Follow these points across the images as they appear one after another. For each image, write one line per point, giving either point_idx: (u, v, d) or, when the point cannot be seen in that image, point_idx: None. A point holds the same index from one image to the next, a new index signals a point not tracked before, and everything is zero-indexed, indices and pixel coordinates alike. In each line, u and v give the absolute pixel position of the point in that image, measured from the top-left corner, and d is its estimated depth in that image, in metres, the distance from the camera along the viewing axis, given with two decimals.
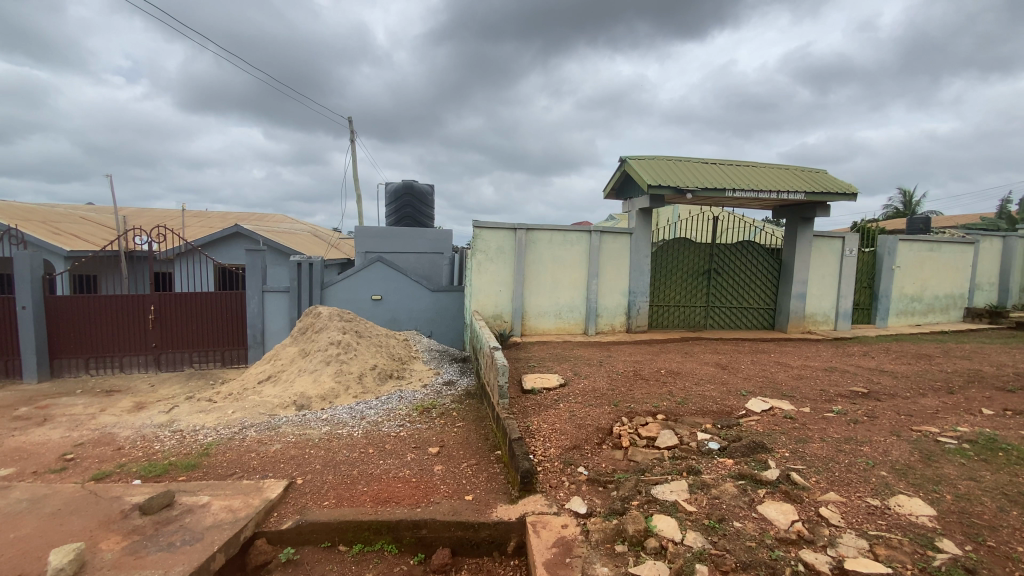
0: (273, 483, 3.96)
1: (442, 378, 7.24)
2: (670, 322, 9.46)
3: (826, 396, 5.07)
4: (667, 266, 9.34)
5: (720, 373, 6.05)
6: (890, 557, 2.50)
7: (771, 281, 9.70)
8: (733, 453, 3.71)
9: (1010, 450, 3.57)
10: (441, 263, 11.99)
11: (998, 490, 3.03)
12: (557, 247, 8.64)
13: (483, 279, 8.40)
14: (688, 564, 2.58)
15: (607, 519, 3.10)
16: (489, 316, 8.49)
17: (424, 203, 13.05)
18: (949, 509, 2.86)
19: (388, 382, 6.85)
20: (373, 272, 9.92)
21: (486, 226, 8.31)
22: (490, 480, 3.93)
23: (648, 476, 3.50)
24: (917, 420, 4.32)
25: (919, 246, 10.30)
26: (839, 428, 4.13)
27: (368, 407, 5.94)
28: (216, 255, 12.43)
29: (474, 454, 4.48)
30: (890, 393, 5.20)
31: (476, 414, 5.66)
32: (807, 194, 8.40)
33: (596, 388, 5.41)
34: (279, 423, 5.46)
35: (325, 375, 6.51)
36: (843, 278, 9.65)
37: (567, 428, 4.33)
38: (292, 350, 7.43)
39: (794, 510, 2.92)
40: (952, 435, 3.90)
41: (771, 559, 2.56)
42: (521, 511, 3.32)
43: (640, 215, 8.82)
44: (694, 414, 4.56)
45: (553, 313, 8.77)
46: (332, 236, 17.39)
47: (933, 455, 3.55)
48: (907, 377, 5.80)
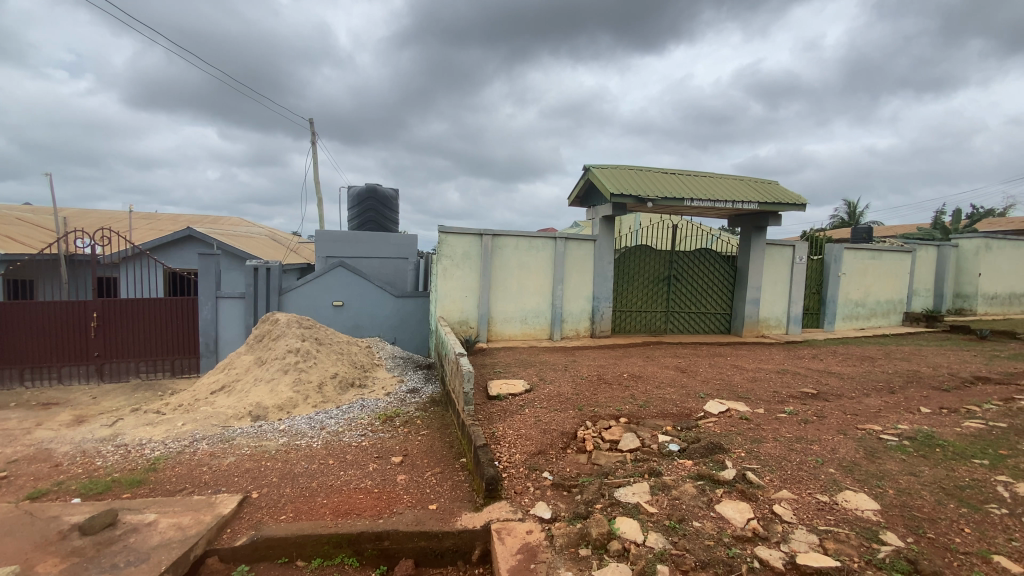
0: (226, 498, 3.78)
1: (406, 386, 7.11)
2: (633, 327, 9.65)
3: (779, 397, 5.29)
4: (629, 271, 9.54)
5: (680, 376, 6.21)
6: (838, 551, 2.61)
7: (727, 287, 10.06)
8: (692, 454, 3.82)
9: (945, 446, 3.82)
10: (405, 269, 11.84)
11: (936, 484, 3.24)
12: (522, 253, 8.67)
13: (448, 284, 8.33)
14: (650, 565, 2.62)
15: (572, 523, 3.11)
16: (455, 321, 8.43)
17: (389, 207, 12.82)
18: (892, 503, 3.03)
19: (350, 391, 6.68)
20: (335, 277, 9.69)
21: (452, 232, 8.24)
22: (455, 489, 3.88)
23: (612, 478, 3.55)
24: (862, 419, 4.56)
25: (863, 254, 10.93)
26: (791, 428, 4.30)
27: (328, 416, 5.77)
28: (167, 259, 11.84)
29: (438, 463, 4.42)
30: (837, 393, 5.49)
31: (441, 421, 5.59)
32: (760, 204, 8.76)
33: (560, 393, 5.44)
34: (233, 435, 5.23)
35: (282, 385, 6.27)
36: (793, 284, 10.11)
37: (533, 433, 4.35)
38: (248, 359, 7.15)
39: (749, 509, 3.02)
40: (894, 433, 4.13)
41: (728, 556, 2.64)
42: (486, 518, 3.29)
43: (603, 222, 8.99)
44: (655, 417, 4.65)
45: (519, 319, 8.79)
46: (291, 240, 16.88)
47: (876, 451, 3.76)
48: (852, 378, 6.13)
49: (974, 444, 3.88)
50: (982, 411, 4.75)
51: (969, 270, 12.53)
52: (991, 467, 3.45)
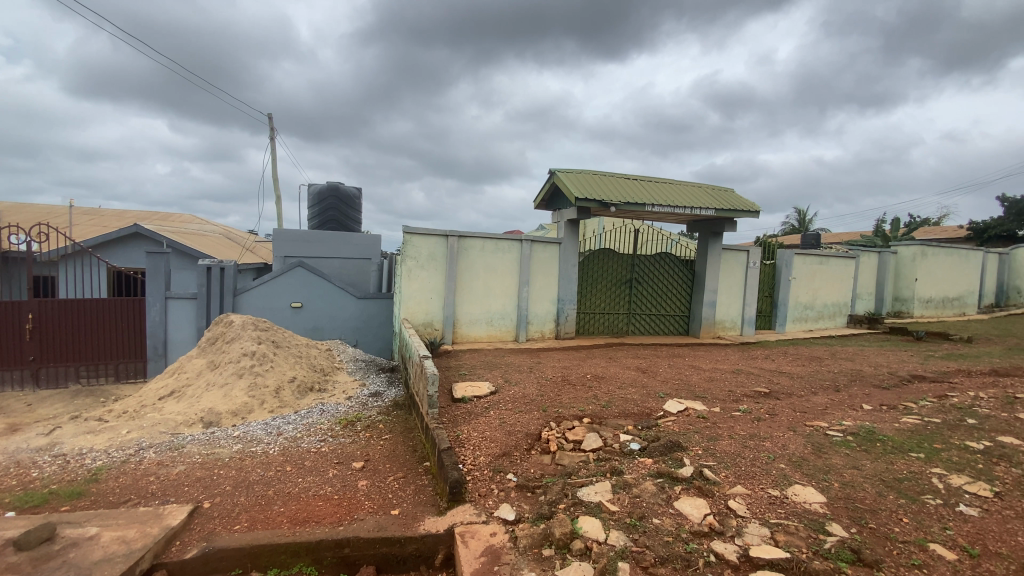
0: (175, 508, 3.60)
1: (368, 390, 6.97)
2: (596, 329, 9.81)
3: (733, 396, 5.50)
4: (593, 274, 9.69)
5: (641, 376, 6.36)
6: (789, 543, 2.73)
7: (686, 290, 10.38)
8: (652, 452, 3.91)
9: (885, 441, 4.07)
10: (367, 270, 11.60)
11: (877, 477, 3.44)
12: (488, 255, 8.67)
13: (413, 286, 8.22)
14: (611, 563, 2.67)
15: (535, 524, 3.13)
16: (419, 323, 8.33)
17: (351, 207, 12.56)
18: (837, 495, 3.20)
19: (309, 395, 6.49)
20: (294, 278, 9.41)
21: (417, 232, 8.14)
22: (418, 493, 3.84)
23: (575, 479, 3.59)
24: (810, 416, 4.80)
25: (811, 259, 11.51)
26: (745, 425, 4.48)
27: (285, 422, 5.58)
28: (111, 257, 11.18)
29: (401, 468, 4.35)
30: (787, 392, 5.75)
31: (404, 425, 5.51)
32: (717, 210, 9.10)
33: (525, 394, 5.47)
34: (183, 442, 4.99)
35: (237, 390, 6.02)
36: (748, 287, 10.54)
37: (497, 435, 4.35)
38: (200, 362, 6.84)
39: (706, 505, 3.13)
40: (839, 429, 4.36)
41: (686, 552, 2.72)
42: (450, 522, 3.27)
43: (568, 226, 9.11)
44: (617, 417, 4.75)
45: (484, 321, 8.78)
46: (247, 238, 16.26)
47: (823, 447, 3.96)
48: (801, 377, 6.45)
49: (910, 438, 4.15)
50: (918, 408, 5.08)
51: (907, 276, 13.39)
52: (926, 460, 3.70)
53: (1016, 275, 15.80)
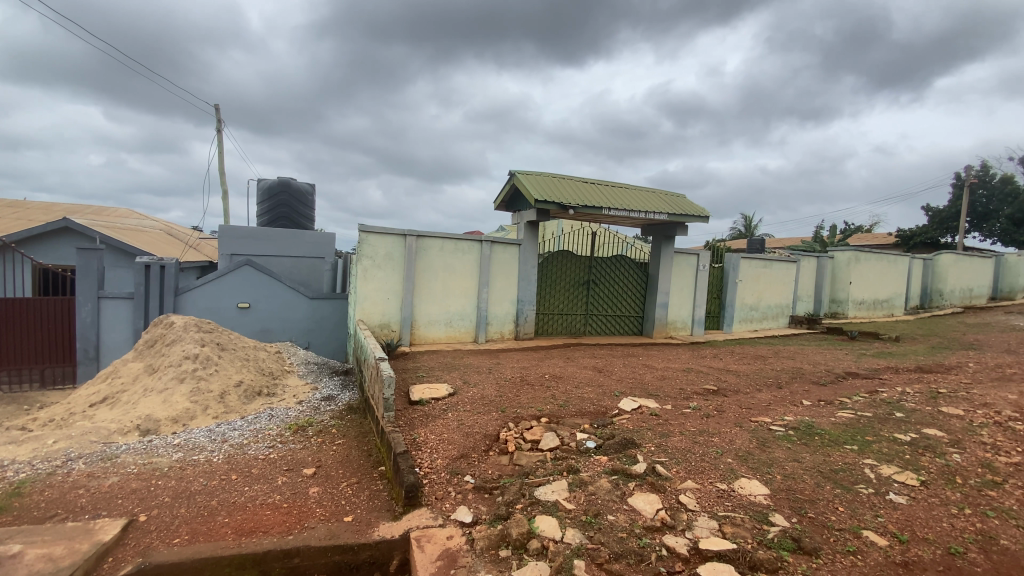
0: (108, 523, 3.35)
1: (321, 394, 6.75)
2: (554, 329, 9.92)
3: (685, 394, 5.70)
4: (551, 276, 9.79)
5: (597, 376, 6.48)
6: (735, 534, 2.85)
7: (640, 292, 10.66)
8: (607, 450, 3.98)
9: (823, 434, 4.33)
10: (321, 269, 11.24)
11: (815, 468, 3.65)
12: (447, 255, 8.59)
13: (369, 286, 8.01)
14: (567, 561, 2.69)
15: (492, 525, 3.13)
16: (376, 325, 8.13)
17: (303, 203, 12.12)
18: (779, 487, 3.37)
19: (257, 400, 6.21)
20: (242, 277, 8.99)
21: (374, 231, 7.95)
22: (373, 499, 3.74)
23: (532, 478, 3.61)
24: (755, 412, 5.04)
25: (756, 263, 12.10)
26: (695, 422, 4.65)
27: (231, 428, 5.32)
28: (36, 253, 10.31)
29: (354, 473, 4.24)
30: (734, 389, 6.02)
31: (359, 429, 5.36)
32: (669, 215, 9.41)
33: (484, 395, 5.45)
34: (117, 452, 4.65)
35: (177, 396, 5.68)
36: (698, 289, 10.96)
37: (455, 437, 4.31)
38: (136, 367, 6.41)
39: (658, 500, 3.21)
40: (781, 424, 4.60)
41: (639, 547, 2.79)
42: (405, 527, 3.21)
43: (527, 227, 9.18)
44: (574, 416, 4.81)
45: (443, 322, 8.69)
46: (190, 235, 15.40)
47: (767, 441, 4.17)
48: (747, 375, 6.76)
49: (845, 431, 4.43)
50: (852, 403, 5.43)
51: (842, 279, 14.29)
52: (859, 452, 3.96)
53: (938, 279, 17.18)
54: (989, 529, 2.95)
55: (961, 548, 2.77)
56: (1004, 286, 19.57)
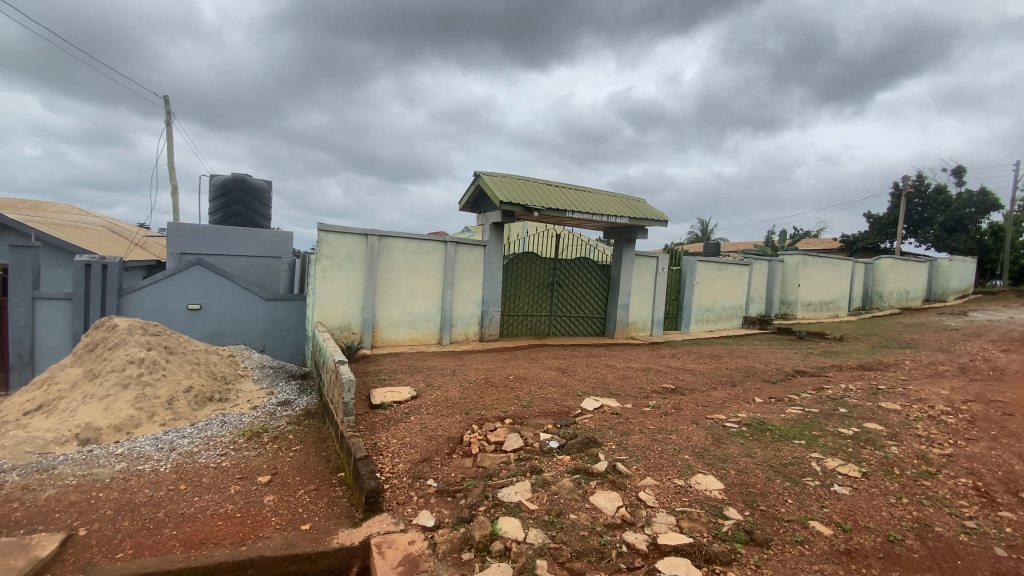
0: (43, 538, 3.12)
1: (277, 399, 6.52)
2: (518, 330, 9.96)
3: (644, 392, 5.85)
4: (516, 277, 9.82)
5: (561, 376, 6.55)
6: (692, 528, 2.94)
7: (603, 293, 10.85)
8: (570, 450, 4.03)
9: (773, 430, 4.54)
10: (278, 269, 10.86)
11: (767, 463, 3.82)
12: (410, 256, 8.47)
13: (328, 287, 7.79)
14: (530, 561, 2.71)
15: (455, 528, 3.10)
16: (336, 327, 7.92)
17: (260, 200, 11.67)
18: (733, 482, 3.50)
19: (208, 406, 5.93)
20: (193, 277, 8.58)
21: (334, 231, 7.74)
22: (331, 505, 3.65)
23: (496, 480, 3.61)
24: (711, 409, 5.22)
25: (712, 266, 12.55)
26: (654, 420, 4.77)
27: (179, 436, 5.07)
28: None
29: (312, 480, 4.11)
30: (690, 387, 6.22)
31: (317, 435, 5.21)
32: (630, 218, 9.65)
33: (448, 398, 5.40)
34: (53, 463, 4.34)
35: (120, 402, 5.35)
36: (658, 291, 11.26)
37: (417, 441, 4.26)
38: (75, 372, 6.01)
39: (619, 497, 3.28)
40: (735, 420, 4.79)
41: (600, 544, 2.83)
42: (366, 533, 3.14)
43: (492, 229, 9.18)
44: (538, 416, 4.84)
45: (406, 323, 8.57)
46: (136, 232, 14.59)
47: (722, 437, 4.33)
48: (703, 374, 7.00)
49: (794, 427, 4.65)
50: (800, 399, 5.71)
51: (792, 282, 15.00)
52: (807, 446, 4.17)
53: (878, 282, 18.29)
54: (925, 517, 3.16)
55: (899, 535, 2.96)
56: (937, 289, 21.02)
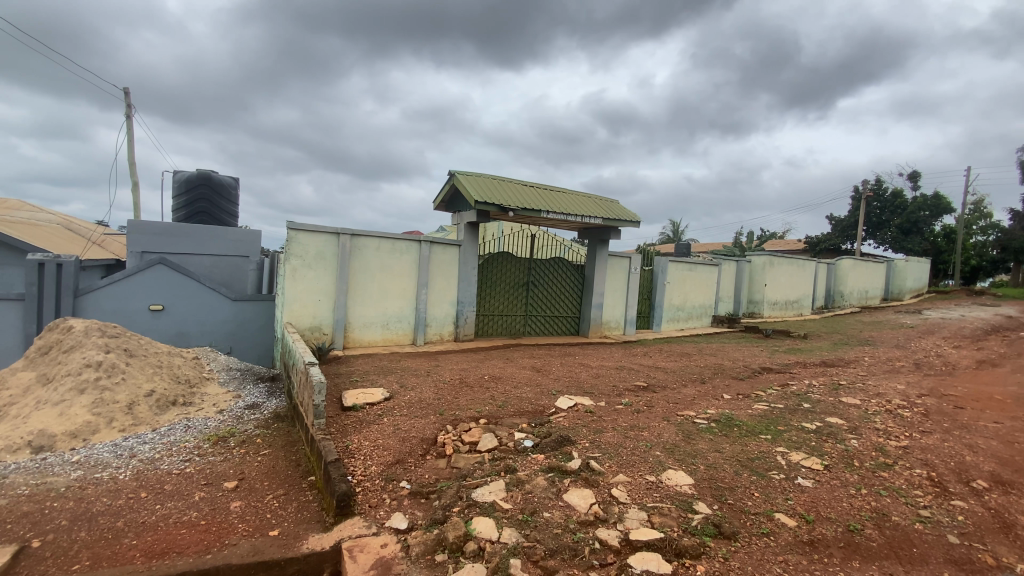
0: None
1: (244, 402, 6.34)
2: (494, 330, 9.95)
3: (617, 391, 5.92)
4: (491, 277, 9.81)
5: (535, 376, 6.58)
6: (663, 523, 2.99)
7: (578, 293, 10.95)
8: (544, 448, 4.05)
9: (740, 425, 4.67)
10: (246, 269, 10.54)
11: (734, 458, 3.93)
12: (383, 255, 8.36)
13: (298, 287, 7.61)
14: (504, 561, 2.72)
15: (429, 530, 3.08)
16: (306, 328, 7.74)
17: (226, 197, 11.29)
18: (703, 477, 3.58)
19: (171, 411, 5.72)
20: (155, 277, 8.27)
21: (304, 229, 7.58)
22: (301, 510, 3.57)
23: (470, 480, 3.60)
24: (681, 406, 5.33)
25: (683, 265, 12.81)
26: (627, 417, 4.84)
27: (140, 442, 4.87)
28: None
29: (281, 484, 4.02)
30: (662, 385, 6.34)
31: (286, 439, 5.09)
32: (603, 219, 9.77)
33: (422, 399, 5.35)
34: (2, 472, 4.11)
35: (77, 408, 5.11)
36: (630, 290, 11.43)
37: (390, 443, 4.21)
38: (27, 377, 5.72)
39: (592, 495, 3.31)
40: (705, 417, 4.90)
41: (574, 542, 2.85)
42: (337, 538, 3.09)
43: (467, 228, 9.15)
44: (513, 416, 4.85)
45: (379, 324, 8.45)
46: (93, 229, 13.95)
47: (692, 433, 4.43)
48: (674, 372, 7.14)
49: (760, 422, 4.79)
50: (766, 395, 5.88)
51: (759, 282, 15.43)
52: (773, 441, 4.30)
53: (839, 282, 19.00)
54: (883, 507, 3.30)
55: (859, 525, 3.09)
56: (894, 288, 21.98)
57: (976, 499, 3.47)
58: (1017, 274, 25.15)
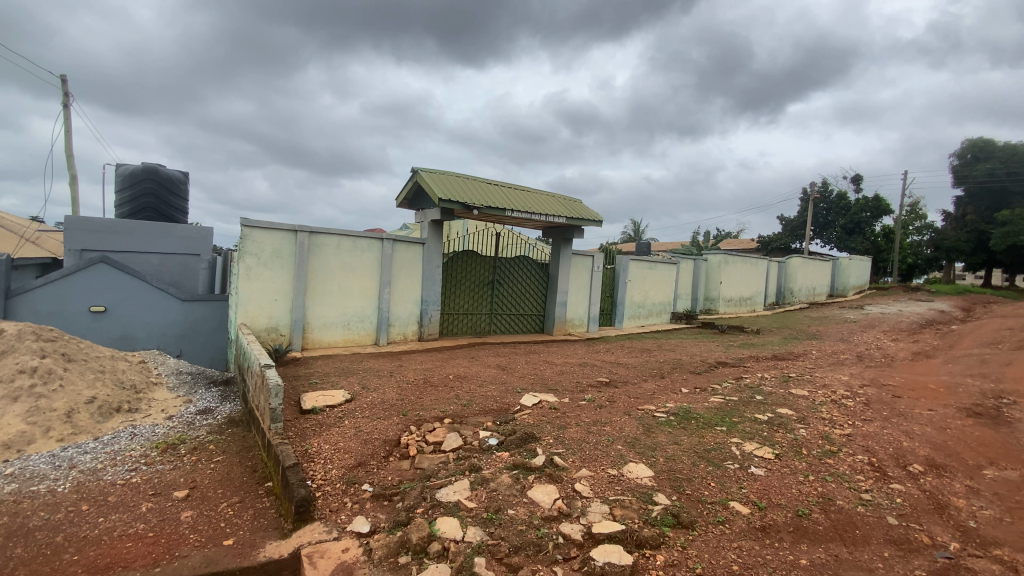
0: None
1: (195, 407, 6.06)
2: (459, 329, 9.90)
3: (580, 387, 6.02)
4: (456, 276, 9.75)
5: (500, 374, 6.59)
6: (624, 516, 3.06)
7: (542, 291, 11.03)
8: (509, 446, 4.07)
9: (697, 418, 4.83)
10: (196, 268, 10.00)
11: (692, 449, 4.06)
12: (344, 254, 8.16)
13: (253, 286, 7.33)
14: (468, 560, 2.72)
15: (392, 533, 3.04)
16: (262, 329, 7.47)
17: (175, 193, 10.77)
18: (662, 469, 3.69)
19: (115, 418, 5.40)
20: (96, 277, 7.80)
21: (258, 226, 7.30)
22: (257, 518, 3.45)
23: (434, 481, 3.57)
24: (642, 401, 5.47)
25: (643, 264, 13.12)
26: (590, 413, 4.93)
27: (81, 452, 4.58)
28: None
29: (236, 492, 3.87)
30: (623, 380, 6.48)
31: (242, 444, 4.91)
32: (567, 219, 9.89)
33: (385, 400, 5.27)
34: None
35: (9, 417, 4.76)
36: (593, 288, 11.61)
37: (352, 445, 4.12)
38: None
39: (556, 490, 3.35)
40: (664, 410, 5.05)
41: (538, 537, 2.88)
42: (296, 544, 3.00)
43: (431, 226, 9.06)
44: (477, 415, 4.84)
45: (340, 324, 8.25)
46: (27, 225, 13.01)
47: (652, 427, 4.55)
48: (635, 367, 7.33)
49: (716, 415, 4.98)
50: (722, 388, 6.12)
51: (715, 279, 15.99)
52: (727, 432, 4.48)
53: (789, 279, 19.93)
54: (828, 492, 3.50)
55: (807, 510, 3.26)
56: (839, 285, 23.26)
57: (912, 482, 3.73)
58: (948, 272, 27.06)
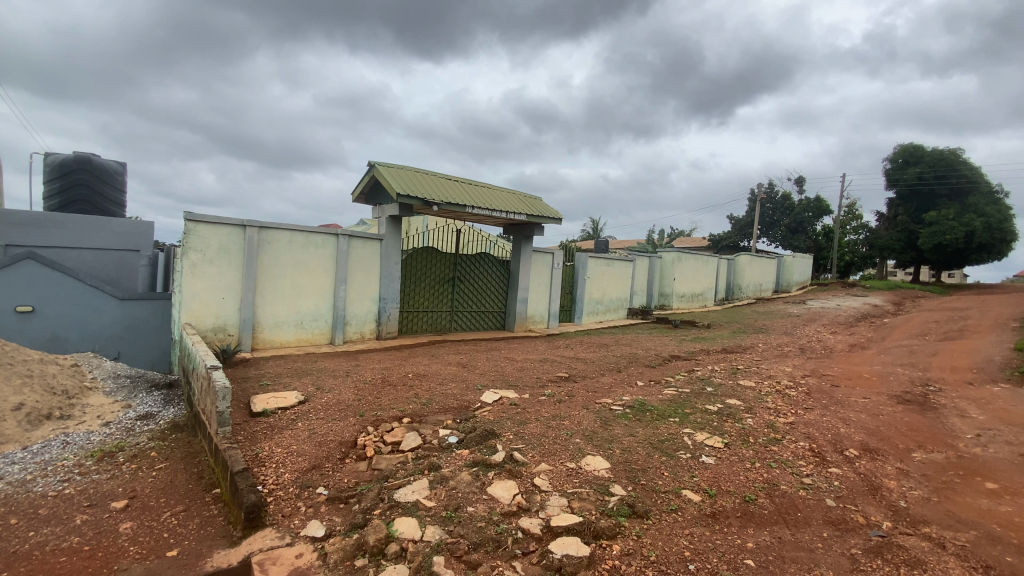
0: None
1: (135, 413, 5.71)
2: (419, 327, 9.77)
3: (540, 382, 6.11)
4: (415, 273, 9.60)
5: (461, 371, 6.59)
6: (582, 508, 3.12)
7: (503, 288, 11.05)
8: (468, 443, 4.07)
9: (651, 410, 4.99)
10: (136, 265, 9.42)
11: (647, 441, 4.19)
12: (297, 250, 7.89)
13: (198, 283, 6.96)
14: (427, 559, 2.70)
15: (348, 535, 2.98)
16: (208, 330, 7.11)
17: (111, 184, 10.04)
18: (618, 460, 3.78)
19: (44, 425, 5.01)
20: (22, 274, 7.20)
21: (204, 221, 6.93)
22: (204, 526, 3.30)
23: (391, 482, 3.52)
24: (599, 394, 5.59)
25: (601, 261, 13.39)
26: (549, 407, 5.01)
27: (7, 463, 4.22)
28: None
29: (180, 500, 3.68)
30: (582, 375, 6.62)
31: (187, 450, 4.67)
32: (527, 216, 9.95)
33: (341, 400, 5.15)
34: None
35: None
36: (553, 285, 11.75)
37: (305, 448, 4.00)
38: None
39: (516, 486, 3.38)
40: (620, 403, 5.18)
41: (497, 533, 2.90)
42: (245, 552, 2.89)
43: (389, 222, 8.89)
44: (437, 413, 4.81)
45: (293, 323, 7.98)
46: None
47: (608, 420, 4.66)
48: (594, 362, 7.49)
49: (670, 406, 5.15)
50: (675, 381, 6.36)
51: (669, 276, 16.51)
52: (680, 423, 4.64)
53: (739, 275, 20.86)
54: (773, 478, 3.70)
55: (753, 496, 3.43)
56: (783, 282, 24.53)
57: (848, 465, 4.00)
58: (881, 269, 29.03)
